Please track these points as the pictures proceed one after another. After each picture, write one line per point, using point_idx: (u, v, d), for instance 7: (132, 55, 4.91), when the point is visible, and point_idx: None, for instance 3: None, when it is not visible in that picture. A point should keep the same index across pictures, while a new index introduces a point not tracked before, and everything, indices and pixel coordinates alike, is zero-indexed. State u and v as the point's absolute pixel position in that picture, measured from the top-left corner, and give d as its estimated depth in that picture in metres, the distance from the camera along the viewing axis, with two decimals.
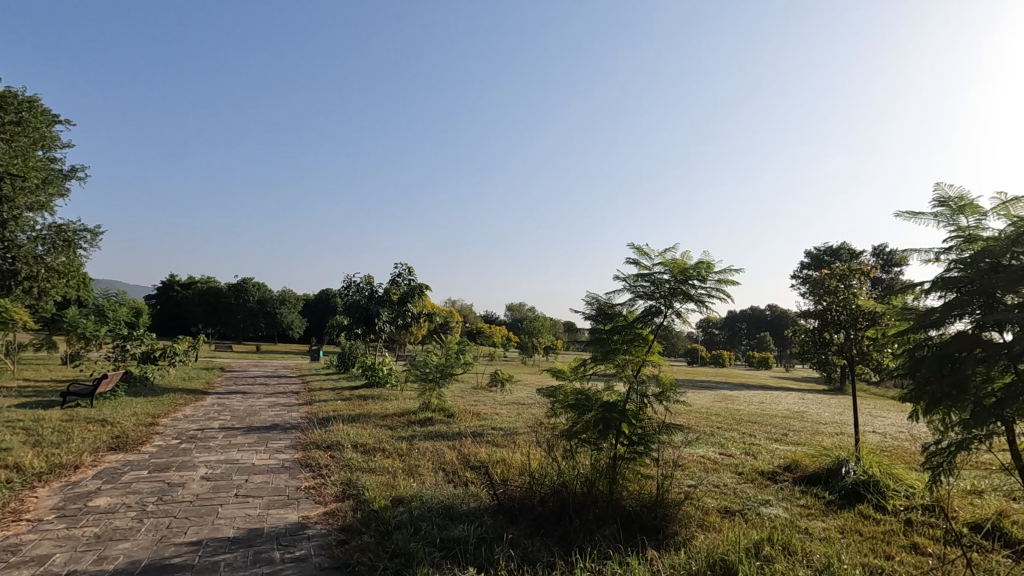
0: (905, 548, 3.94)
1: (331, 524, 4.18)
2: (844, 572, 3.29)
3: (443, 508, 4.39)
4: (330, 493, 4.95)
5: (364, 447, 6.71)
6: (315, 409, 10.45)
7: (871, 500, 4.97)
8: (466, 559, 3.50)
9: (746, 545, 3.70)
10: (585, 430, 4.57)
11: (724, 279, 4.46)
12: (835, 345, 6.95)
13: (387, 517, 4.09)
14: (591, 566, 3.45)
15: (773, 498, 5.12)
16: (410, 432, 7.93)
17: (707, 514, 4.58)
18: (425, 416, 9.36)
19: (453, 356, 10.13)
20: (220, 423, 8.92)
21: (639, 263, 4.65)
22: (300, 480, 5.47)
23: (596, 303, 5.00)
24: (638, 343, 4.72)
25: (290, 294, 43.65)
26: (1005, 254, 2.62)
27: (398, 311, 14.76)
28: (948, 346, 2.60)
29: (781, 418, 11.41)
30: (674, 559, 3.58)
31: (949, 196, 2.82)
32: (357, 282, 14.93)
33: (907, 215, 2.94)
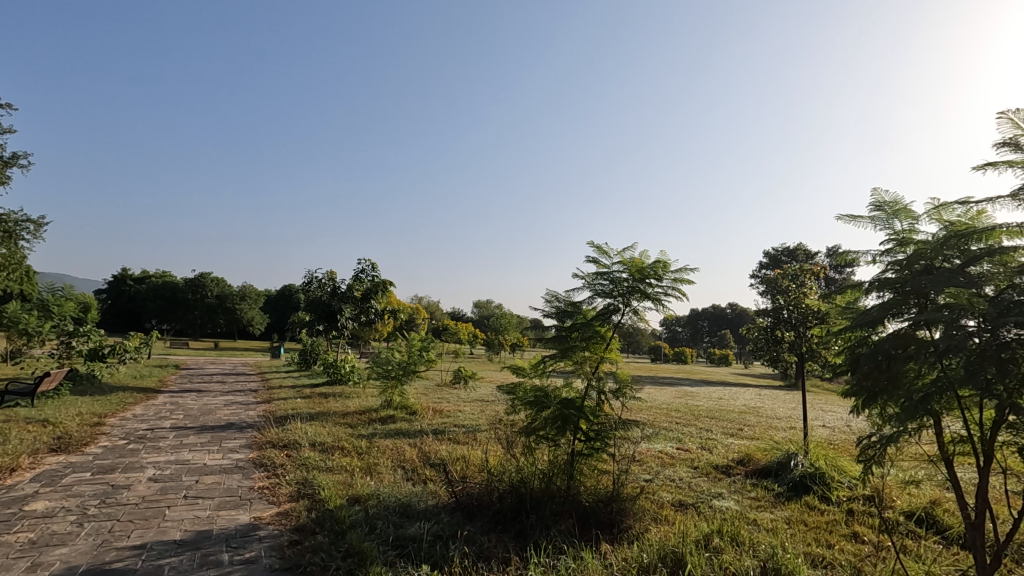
0: (846, 537, 4.12)
1: (284, 525, 4.10)
2: (788, 562, 3.40)
3: (400, 506, 4.35)
4: (284, 493, 4.84)
5: (322, 446, 6.59)
6: (273, 407, 10.19)
7: (817, 492, 5.18)
8: (420, 557, 3.49)
9: (695, 538, 3.80)
10: (543, 426, 4.61)
11: (681, 278, 4.57)
12: (786, 342, 7.20)
13: (341, 517, 4.03)
14: (545, 561, 3.48)
15: (726, 491, 5.28)
16: (370, 430, 7.83)
17: (661, 508, 4.69)
18: (387, 414, 9.26)
19: (416, 353, 10.05)
20: (172, 422, 8.61)
21: (598, 261, 4.72)
22: (253, 480, 5.34)
23: (556, 300, 5.04)
24: (596, 340, 4.79)
25: (250, 290, 42.42)
26: (937, 257, 2.77)
27: (361, 307, 14.57)
28: (883, 344, 2.71)
29: (738, 413, 11.75)
30: (626, 553, 3.65)
31: (885, 201, 2.95)
32: (319, 278, 14.61)
33: (846, 218, 3.06)
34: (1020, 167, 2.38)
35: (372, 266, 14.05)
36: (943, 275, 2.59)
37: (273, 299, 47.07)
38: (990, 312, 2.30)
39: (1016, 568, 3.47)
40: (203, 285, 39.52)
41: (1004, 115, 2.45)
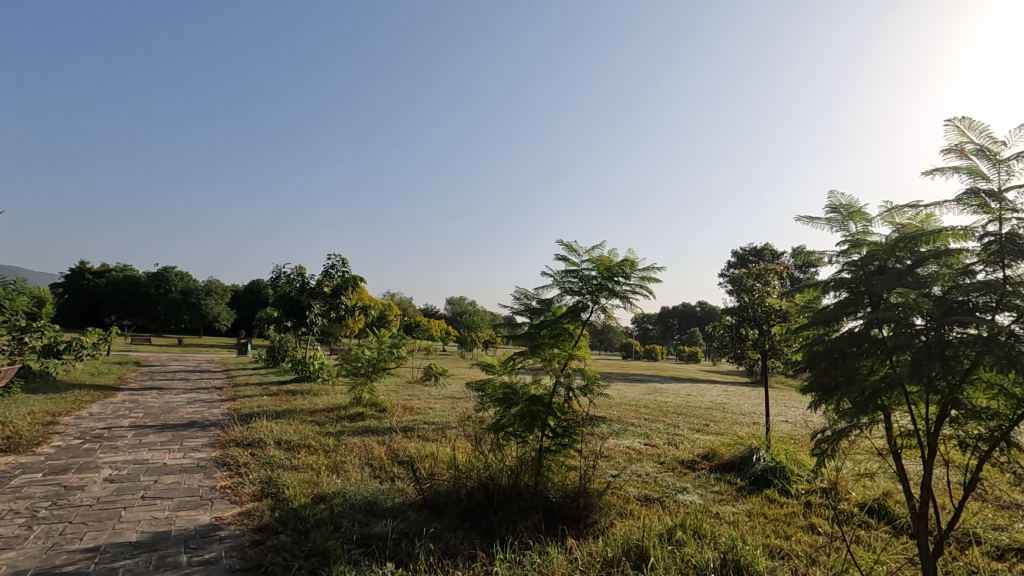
0: (803, 528, 4.26)
1: (245, 524, 4.02)
2: (746, 553, 3.50)
3: (367, 504, 4.31)
4: (247, 492, 4.75)
5: (287, 444, 6.48)
6: (238, 405, 9.98)
7: (777, 485, 5.33)
8: (385, 554, 3.47)
9: (659, 532, 3.88)
10: (511, 423, 4.63)
11: (648, 277, 4.64)
12: (750, 340, 7.39)
13: (306, 516, 3.98)
14: (511, 557, 3.50)
15: (690, 485, 5.39)
16: (338, 427, 7.74)
17: (627, 502, 4.77)
18: (356, 411, 9.15)
19: (386, 350, 9.97)
20: (131, 421, 8.34)
21: (568, 259, 4.76)
22: (215, 479, 5.22)
23: (526, 298, 5.05)
24: (564, 337, 4.82)
25: (216, 285, 41.35)
26: (889, 258, 2.87)
27: (331, 303, 14.37)
28: (839, 342, 2.80)
29: (704, 410, 12.01)
30: (591, 547, 3.69)
31: (840, 203, 3.05)
32: (288, 273, 14.31)
33: (804, 220, 3.15)
34: (965, 173, 2.49)
35: (342, 261, 13.82)
36: (894, 276, 2.69)
37: (240, 294, 46.01)
38: (935, 312, 2.41)
39: (958, 555, 3.65)
40: (166, 280, 38.28)
41: (950, 122, 2.57)
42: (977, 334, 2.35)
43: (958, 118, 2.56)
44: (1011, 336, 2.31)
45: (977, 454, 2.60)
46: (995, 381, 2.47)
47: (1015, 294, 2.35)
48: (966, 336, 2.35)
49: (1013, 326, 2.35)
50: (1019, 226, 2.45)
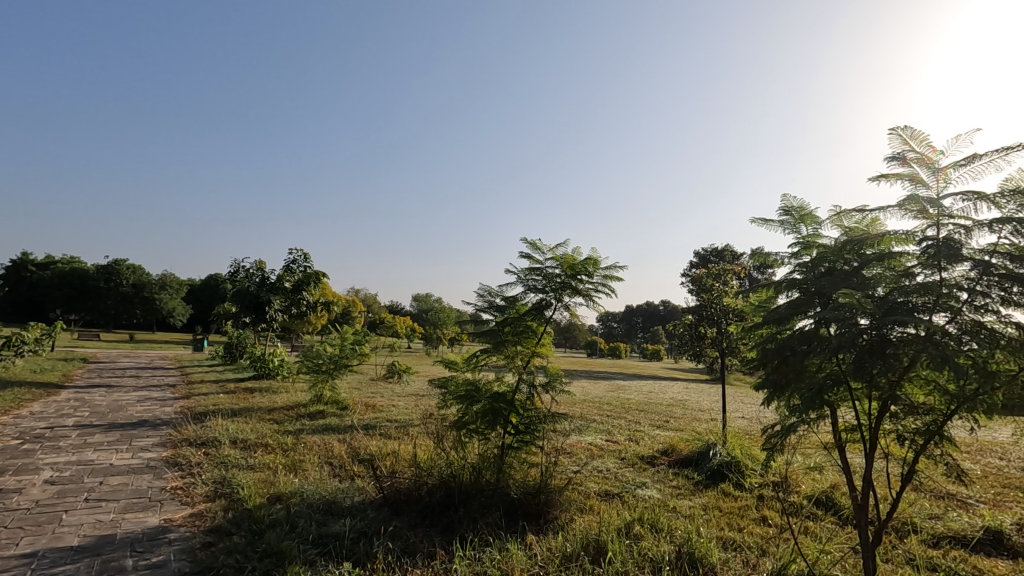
0: (755, 520, 4.40)
1: (197, 526, 3.90)
2: (701, 545, 3.59)
3: (325, 503, 4.23)
4: (199, 493, 4.60)
5: (244, 443, 6.30)
6: (193, 403, 9.65)
7: (732, 479, 5.50)
8: (342, 554, 3.43)
9: (618, 526, 3.94)
10: (473, 420, 4.62)
11: (610, 275, 4.70)
12: (709, 338, 7.59)
13: (260, 517, 3.88)
14: (471, 554, 3.50)
15: (649, 480, 5.50)
16: (297, 426, 7.58)
17: (587, 498, 4.83)
18: (316, 409, 8.98)
19: (348, 347, 9.80)
20: (75, 420, 7.95)
21: (532, 257, 4.78)
22: (165, 479, 5.04)
23: (490, 295, 5.06)
24: (527, 335, 4.84)
25: (171, 278, 39.86)
26: (838, 259, 2.99)
27: (292, 299, 14.04)
28: (790, 339, 2.89)
29: (665, 406, 12.27)
30: (551, 542, 3.72)
31: (793, 206, 3.15)
32: (247, 267, 13.90)
33: (758, 222, 3.25)
34: (907, 180, 2.62)
35: (303, 256, 13.50)
36: (842, 277, 2.81)
37: (197, 289, 44.51)
38: (878, 313, 2.52)
39: (898, 543, 3.84)
40: (118, 273, 36.67)
41: (895, 131, 2.69)
42: (915, 334, 2.46)
43: (900, 127, 2.68)
44: (945, 336, 2.44)
45: (914, 447, 2.74)
46: (931, 378, 2.60)
47: (950, 296, 2.47)
48: (905, 335, 2.46)
49: (948, 326, 2.47)
50: (954, 231, 2.59)
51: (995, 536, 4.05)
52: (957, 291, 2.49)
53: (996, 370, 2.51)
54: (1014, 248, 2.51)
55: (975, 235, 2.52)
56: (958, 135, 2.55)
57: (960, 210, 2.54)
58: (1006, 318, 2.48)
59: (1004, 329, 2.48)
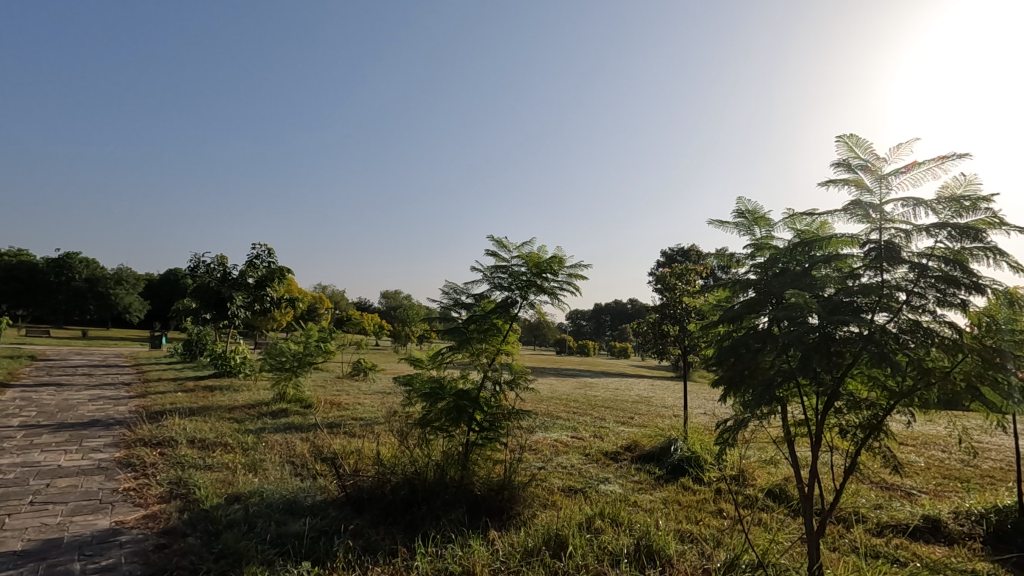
0: (712, 513, 4.53)
1: (150, 528, 3.79)
2: (659, 537, 3.68)
3: (285, 503, 4.17)
4: (153, 494, 4.46)
5: (202, 443, 6.14)
6: (148, 402, 9.31)
7: (692, 473, 5.64)
8: (301, 553, 3.38)
9: (579, 521, 4.00)
10: (437, 418, 4.62)
11: (575, 274, 4.76)
12: (672, 336, 7.77)
13: (218, 517, 3.81)
14: (433, 551, 3.50)
15: (612, 476, 5.59)
16: (259, 425, 7.41)
17: (551, 494, 4.88)
18: (279, 407, 8.80)
19: (313, 345, 9.63)
20: (19, 420, 7.57)
21: (498, 255, 4.80)
22: (118, 481, 4.87)
23: (455, 292, 5.06)
24: (493, 332, 4.87)
25: (126, 272, 38.30)
26: (791, 260, 3.11)
27: (255, 295, 13.69)
28: (745, 337, 2.97)
29: (630, 403, 12.48)
30: (512, 538, 3.76)
31: (747, 209, 3.26)
32: (207, 262, 13.49)
33: (716, 224, 3.35)
34: (852, 186, 2.74)
35: (267, 251, 13.16)
36: (792, 278, 2.92)
37: (155, 283, 42.96)
38: (824, 312, 2.62)
39: (845, 533, 4.01)
40: (69, 267, 34.97)
41: (841, 139, 2.82)
42: (858, 334, 2.57)
43: (846, 135, 2.81)
44: (886, 334, 2.56)
45: (857, 440, 2.87)
46: (872, 375, 2.74)
47: (891, 296, 2.60)
48: (849, 334, 2.57)
49: (888, 325, 2.61)
50: (895, 235, 2.72)
51: (934, 524, 4.27)
52: (896, 291, 2.62)
53: (932, 367, 2.66)
54: (949, 252, 2.65)
55: (914, 239, 2.66)
56: (899, 145, 2.68)
57: (900, 215, 2.67)
58: (942, 317, 2.63)
59: (938, 328, 2.63)
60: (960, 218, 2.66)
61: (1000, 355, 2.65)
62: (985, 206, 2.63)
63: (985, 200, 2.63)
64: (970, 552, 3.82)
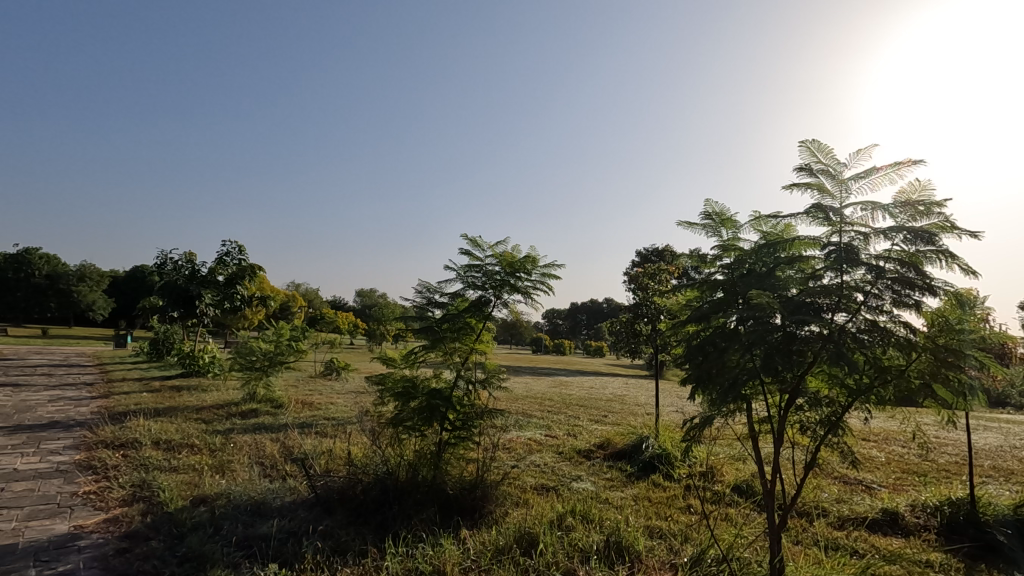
0: (681, 509, 4.61)
1: (111, 532, 3.68)
2: (629, 534, 3.72)
3: (253, 504, 4.10)
4: (115, 497, 4.34)
5: (167, 444, 6.00)
6: (111, 403, 9.03)
7: (663, 470, 5.72)
8: (268, 556, 3.33)
9: (550, 518, 4.03)
10: (409, 417, 4.60)
11: (548, 273, 4.79)
12: (644, 335, 7.88)
13: (182, 520, 3.73)
14: (404, 551, 3.48)
15: (585, 473, 5.65)
16: (228, 425, 7.25)
17: (523, 492, 4.90)
18: (248, 408, 8.63)
19: (285, 344, 9.47)
20: None
21: (472, 254, 4.80)
22: (77, 484, 4.72)
23: (428, 291, 5.05)
24: (466, 331, 4.88)
25: (90, 269, 37.04)
26: (757, 262, 3.18)
27: (225, 293, 13.40)
28: (711, 336, 3.03)
29: (604, 402, 12.59)
30: (484, 536, 3.76)
31: (715, 211, 3.33)
32: (175, 259, 13.15)
33: (685, 225, 3.42)
34: (813, 189, 2.82)
35: (238, 248, 12.89)
36: (757, 279, 2.99)
37: (121, 281, 41.66)
38: (786, 312, 2.68)
39: (807, 527, 4.13)
40: (29, 263, 33.68)
41: (804, 144, 2.90)
42: (818, 334, 2.65)
43: (809, 140, 2.89)
44: (844, 334, 2.65)
45: (817, 435, 2.96)
46: (832, 373, 2.83)
47: (850, 297, 2.68)
48: (810, 333, 2.64)
49: (847, 325, 2.69)
50: (854, 238, 2.81)
51: (892, 517, 4.42)
52: (855, 292, 2.70)
53: (887, 365, 2.76)
54: (905, 254, 2.75)
55: (872, 242, 2.75)
56: (858, 150, 2.77)
57: (859, 219, 2.76)
58: (898, 317, 2.72)
59: (894, 328, 2.73)
60: (915, 223, 2.76)
61: (953, 355, 2.76)
62: (938, 211, 2.74)
63: (938, 205, 2.74)
64: (924, 543, 3.97)
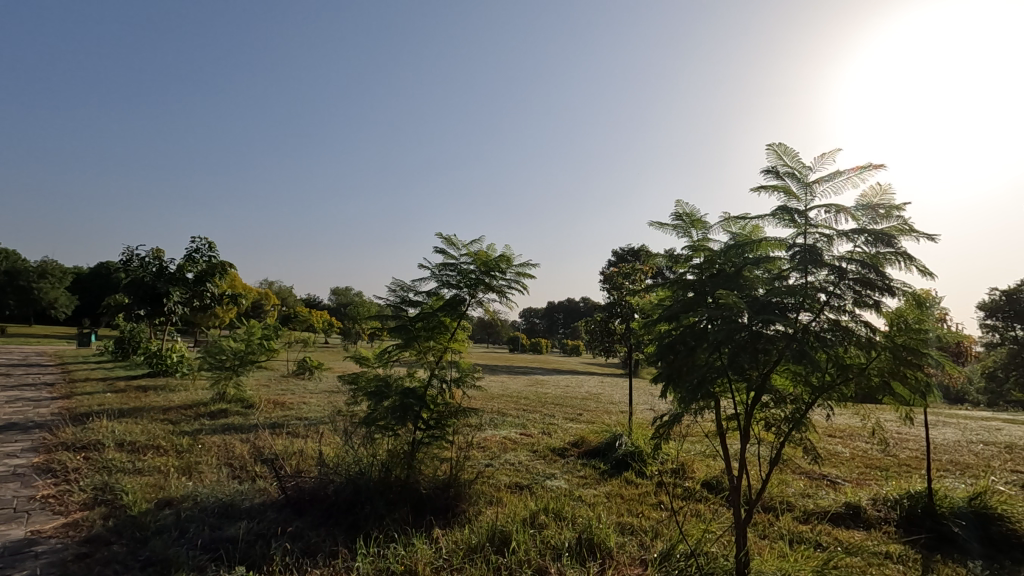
0: (652, 505, 4.68)
1: (70, 537, 3.57)
2: (600, 530, 3.76)
3: (221, 506, 4.02)
4: (75, 501, 4.21)
5: (132, 446, 5.84)
6: (73, 404, 8.73)
7: (635, 467, 5.79)
8: (235, 558, 3.27)
9: (523, 517, 4.05)
10: (382, 416, 4.56)
11: (523, 273, 4.80)
12: (618, 333, 7.96)
13: (146, 523, 3.64)
14: (375, 551, 3.46)
15: (558, 471, 5.68)
16: (196, 426, 7.10)
17: (497, 490, 4.91)
18: (218, 408, 8.46)
19: (256, 342, 9.29)
20: None
21: (446, 252, 4.78)
22: (35, 488, 4.56)
23: (402, 289, 5.01)
24: (440, 330, 4.86)
25: (51, 264, 35.73)
26: (726, 262, 3.24)
27: (194, 291, 13.09)
28: (681, 335, 3.08)
29: (580, 400, 12.68)
30: (456, 535, 3.76)
31: (685, 212, 3.38)
32: (142, 256, 12.78)
33: (656, 225, 3.47)
34: (780, 192, 2.89)
35: (208, 245, 12.59)
36: (726, 280, 3.05)
37: (85, 277, 40.35)
38: (752, 310, 2.74)
39: (773, 521, 4.23)
40: None
41: (771, 148, 2.96)
42: (783, 333, 2.72)
43: (775, 144, 2.96)
44: (807, 333, 2.72)
45: (782, 432, 3.04)
46: (796, 371, 2.90)
47: (813, 297, 2.75)
48: (775, 332, 2.71)
49: (810, 324, 2.76)
50: (818, 239, 2.89)
51: (854, 510, 4.56)
52: (818, 292, 2.78)
53: (849, 363, 2.84)
54: (866, 256, 2.83)
55: (835, 243, 2.82)
56: (822, 154, 2.85)
57: (823, 221, 2.84)
58: (858, 317, 2.81)
59: (856, 327, 2.81)
60: (876, 225, 2.85)
61: (911, 353, 2.85)
62: (897, 214, 2.83)
63: (897, 208, 2.83)
64: (884, 535, 4.10)
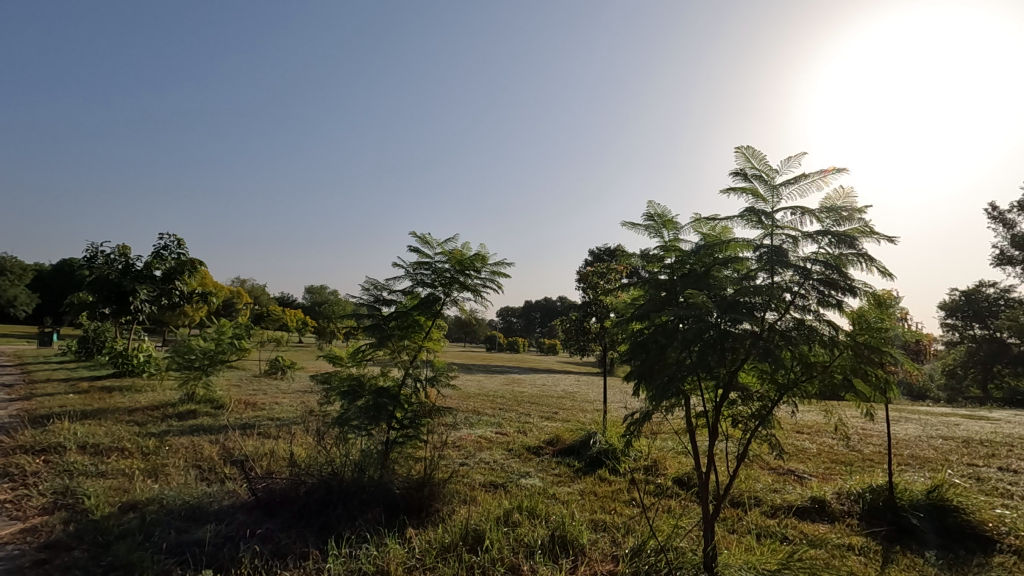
0: (624, 502, 4.74)
1: (28, 543, 3.45)
2: (573, 529, 3.79)
3: (188, 508, 3.93)
4: (33, 506, 4.06)
5: (94, 449, 5.66)
6: (33, 405, 8.42)
7: (609, 465, 5.86)
8: (202, 562, 3.21)
9: (497, 515, 4.06)
10: (355, 416, 4.51)
11: (498, 271, 4.80)
12: (593, 332, 8.00)
13: (110, 527, 3.55)
14: (346, 552, 3.43)
15: (533, 470, 5.70)
16: (163, 427, 6.93)
17: (471, 489, 4.91)
18: (186, 409, 8.25)
19: (226, 342, 9.10)
20: None
21: (420, 251, 4.77)
22: None
23: (376, 288, 4.97)
24: (415, 329, 4.84)
25: (11, 261, 34.41)
26: (696, 262, 3.29)
27: (162, 289, 12.75)
28: (652, 334, 3.12)
29: (556, 399, 12.74)
30: (429, 535, 3.75)
31: (656, 213, 3.43)
32: (107, 253, 12.40)
33: (628, 226, 3.51)
34: (748, 194, 2.95)
35: (177, 242, 12.28)
36: (696, 280, 3.10)
37: (46, 274, 38.98)
38: (721, 309, 2.79)
39: (742, 516, 4.32)
40: None
41: (739, 150, 3.03)
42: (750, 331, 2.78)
43: (743, 146, 3.02)
44: (773, 332, 2.79)
45: (748, 429, 3.11)
46: (762, 369, 2.97)
47: (779, 297, 2.82)
48: (742, 330, 2.77)
49: (776, 322, 2.83)
50: (785, 240, 2.96)
51: (819, 504, 4.69)
52: (784, 292, 2.85)
53: (813, 361, 2.93)
54: (830, 257, 2.92)
55: (801, 244, 2.90)
56: (788, 157, 2.92)
57: (789, 222, 2.91)
58: (823, 317, 2.88)
59: (819, 326, 2.89)
60: (839, 227, 2.94)
61: (871, 351, 2.95)
62: (859, 216, 2.92)
63: (859, 211, 2.92)
64: (848, 528, 4.23)
